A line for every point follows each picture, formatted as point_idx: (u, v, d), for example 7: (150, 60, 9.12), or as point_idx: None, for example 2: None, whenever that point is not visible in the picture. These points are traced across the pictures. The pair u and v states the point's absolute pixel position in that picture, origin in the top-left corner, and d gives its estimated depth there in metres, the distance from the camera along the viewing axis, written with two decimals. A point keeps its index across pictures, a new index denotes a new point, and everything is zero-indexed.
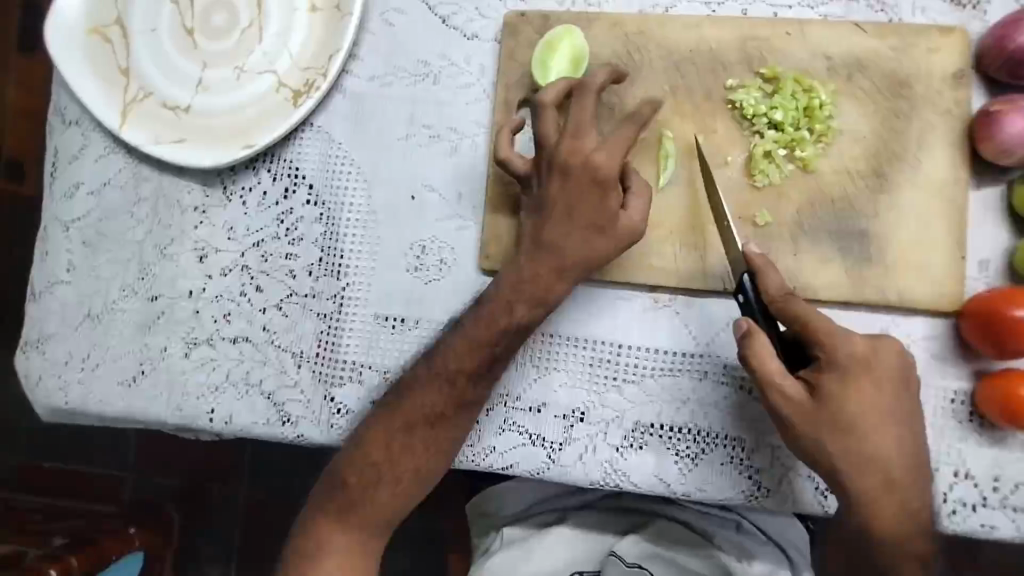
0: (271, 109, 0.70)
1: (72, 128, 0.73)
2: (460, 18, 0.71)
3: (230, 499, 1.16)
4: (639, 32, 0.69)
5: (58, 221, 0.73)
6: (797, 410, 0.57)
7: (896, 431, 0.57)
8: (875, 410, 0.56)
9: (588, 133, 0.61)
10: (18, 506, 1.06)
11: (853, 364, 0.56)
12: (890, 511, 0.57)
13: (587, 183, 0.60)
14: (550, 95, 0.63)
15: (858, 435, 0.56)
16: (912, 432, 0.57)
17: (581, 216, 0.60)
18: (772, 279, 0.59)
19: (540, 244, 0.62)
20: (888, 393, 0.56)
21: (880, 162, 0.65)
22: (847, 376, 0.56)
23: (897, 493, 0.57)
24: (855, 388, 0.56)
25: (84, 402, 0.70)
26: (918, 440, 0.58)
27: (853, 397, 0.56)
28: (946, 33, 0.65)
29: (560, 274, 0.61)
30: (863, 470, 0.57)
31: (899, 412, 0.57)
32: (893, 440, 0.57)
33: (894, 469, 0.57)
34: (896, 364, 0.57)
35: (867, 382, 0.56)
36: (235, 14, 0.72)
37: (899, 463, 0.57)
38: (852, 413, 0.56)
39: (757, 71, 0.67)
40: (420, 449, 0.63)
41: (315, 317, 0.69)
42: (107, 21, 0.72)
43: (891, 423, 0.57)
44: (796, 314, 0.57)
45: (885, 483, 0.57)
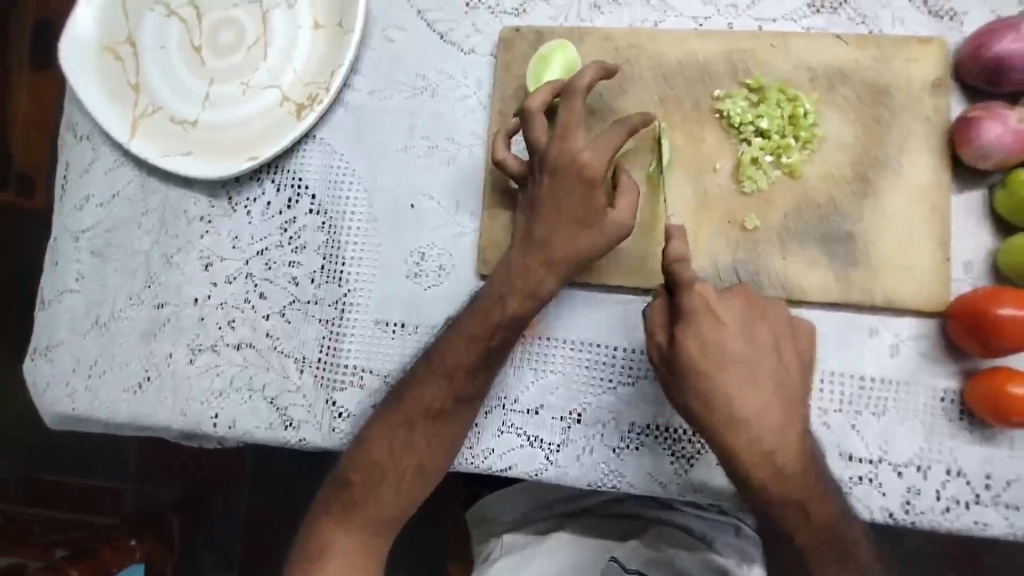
0: (274, 123, 0.73)
1: (83, 143, 0.76)
2: (457, 34, 0.74)
3: (231, 517, 1.16)
4: (630, 45, 0.71)
5: (68, 232, 0.75)
6: (660, 356, 0.61)
7: (743, 372, 0.59)
8: (721, 352, 0.58)
9: (576, 131, 0.62)
10: (21, 520, 1.07)
11: (697, 309, 0.58)
12: (745, 450, 0.58)
13: (576, 180, 0.62)
14: (536, 99, 0.64)
15: (700, 377, 0.58)
16: (767, 374, 0.59)
17: (567, 211, 0.62)
18: (674, 242, 0.60)
19: (533, 245, 0.64)
20: (734, 334, 0.59)
21: (865, 168, 0.68)
22: (690, 320, 0.59)
23: (747, 433, 0.58)
24: (696, 330, 0.58)
25: (91, 408, 0.71)
26: (776, 385, 0.59)
27: (694, 342, 0.58)
28: (925, 44, 0.68)
29: (555, 275, 0.63)
30: (708, 410, 0.58)
31: (748, 353, 0.59)
32: (741, 381, 0.58)
33: (739, 410, 0.58)
34: (742, 311, 0.60)
35: (709, 324, 0.59)
36: (241, 32, 0.75)
37: (745, 403, 0.58)
38: (693, 354, 0.58)
39: (744, 82, 0.70)
40: (422, 445, 0.65)
41: (317, 323, 0.70)
42: (119, 39, 0.75)
43: (740, 366, 0.59)
44: (666, 266, 0.60)
45: (729, 424, 0.58)
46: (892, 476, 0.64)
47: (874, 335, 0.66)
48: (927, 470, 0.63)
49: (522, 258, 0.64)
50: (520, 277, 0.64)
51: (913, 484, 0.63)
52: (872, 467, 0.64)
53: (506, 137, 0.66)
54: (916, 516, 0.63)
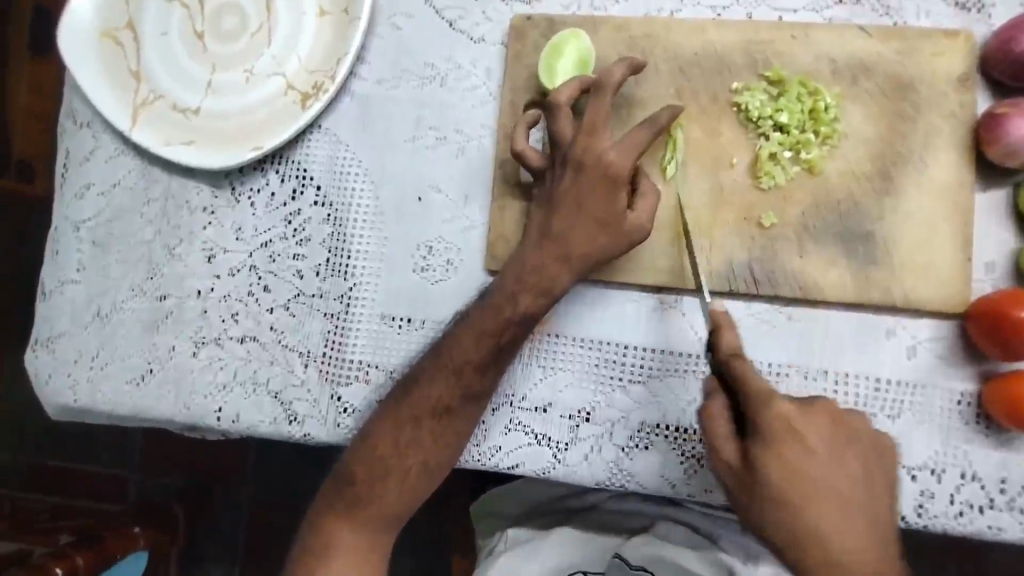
0: (278, 112, 0.71)
1: (83, 130, 0.74)
2: (467, 22, 0.72)
3: (235, 503, 1.16)
4: (645, 35, 0.69)
5: (68, 221, 0.73)
6: (732, 475, 0.56)
7: (834, 501, 0.54)
8: (809, 479, 0.54)
9: (604, 131, 0.62)
10: (25, 506, 1.07)
11: (778, 429, 0.54)
12: None
13: (601, 178, 0.61)
14: (563, 92, 0.63)
15: (786, 505, 0.54)
16: (859, 505, 0.54)
17: (590, 210, 0.61)
18: (725, 334, 0.58)
19: (551, 241, 0.62)
20: (823, 459, 0.54)
21: (886, 165, 0.66)
22: (772, 441, 0.54)
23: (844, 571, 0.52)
24: (779, 456, 0.54)
25: (92, 401, 0.70)
26: (869, 518, 0.54)
27: (778, 467, 0.54)
28: (951, 37, 0.66)
29: (571, 272, 0.62)
30: (795, 542, 0.54)
31: (841, 482, 0.54)
32: (835, 513, 0.53)
33: (834, 544, 0.53)
34: (829, 430, 0.55)
35: (794, 449, 0.54)
36: (245, 18, 0.73)
37: (842, 538, 0.53)
38: (777, 481, 0.54)
39: (763, 74, 0.68)
40: (428, 441, 0.64)
41: (322, 317, 0.69)
42: (119, 24, 0.73)
43: (831, 495, 0.54)
44: (733, 372, 0.56)
45: (824, 563, 0.53)
46: (905, 480, 0.62)
47: (890, 336, 0.65)
48: (941, 474, 0.62)
49: (537, 255, 0.62)
50: (534, 273, 0.62)
51: (927, 488, 0.62)
52: None
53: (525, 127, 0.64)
54: (928, 519, 0.62)
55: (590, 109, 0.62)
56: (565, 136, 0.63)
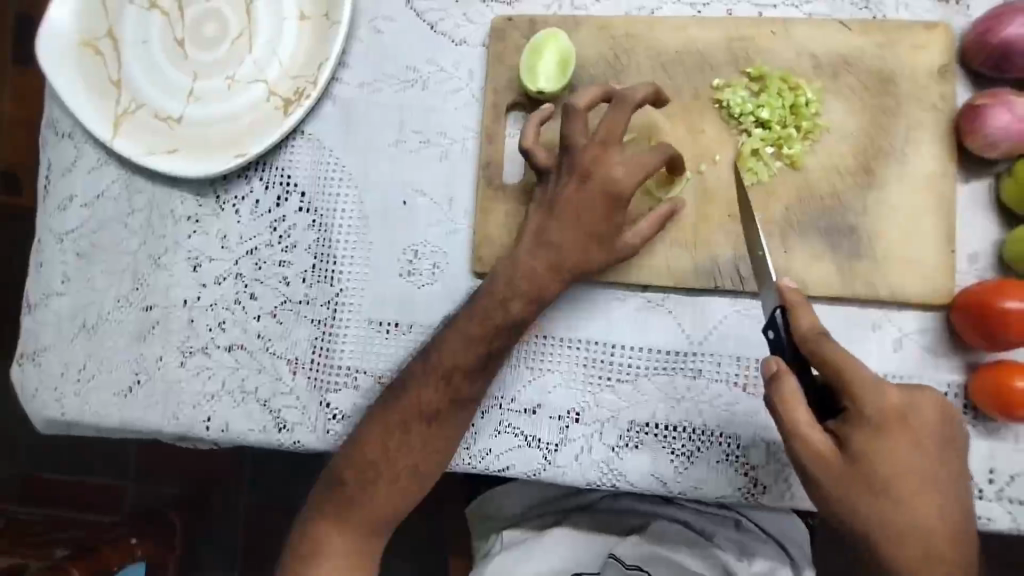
0: (261, 118, 0.71)
1: (65, 141, 0.74)
2: (448, 24, 0.72)
3: (231, 510, 1.16)
4: (626, 33, 0.69)
5: (52, 233, 0.73)
6: (829, 469, 0.52)
7: (934, 492, 0.52)
8: (913, 471, 0.51)
9: (615, 147, 0.61)
10: (19, 518, 1.06)
11: (889, 419, 0.51)
12: None
13: (601, 194, 0.60)
14: (584, 99, 0.62)
15: (891, 498, 0.51)
16: (955, 498, 0.52)
17: (586, 223, 0.61)
18: (800, 316, 0.55)
19: (544, 247, 0.62)
20: (930, 453, 0.52)
21: (868, 159, 0.66)
22: (881, 431, 0.51)
23: (944, 566, 0.51)
24: (889, 448, 0.51)
25: (81, 413, 0.70)
26: (962, 510, 0.52)
27: (884, 455, 0.51)
28: (931, 29, 0.66)
29: (560, 281, 0.62)
30: (894, 534, 0.51)
31: (944, 476, 0.52)
32: (935, 505, 0.51)
33: (934, 538, 0.51)
34: (937, 421, 0.52)
35: (902, 440, 0.51)
36: (225, 25, 0.72)
37: (942, 532, 0.51)
38: (885, 473, 0.51)
39: (744, 71, 0.68)
40: (417, 446, 0.64)
41: (310, 323, 0.69)
42: (98, 34, 0.72)
43: (933, 487, 0.51)
44: (829, 359, 0.52)
45: (920, 554, 0.51)
46: None
47: (876, 329, 0.65)
48: None
49: (528, 259, 0.62)
50: (522, 278, 0.62)
51: None
52: None
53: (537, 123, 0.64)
54: None
55: (606, 120, 0.61)
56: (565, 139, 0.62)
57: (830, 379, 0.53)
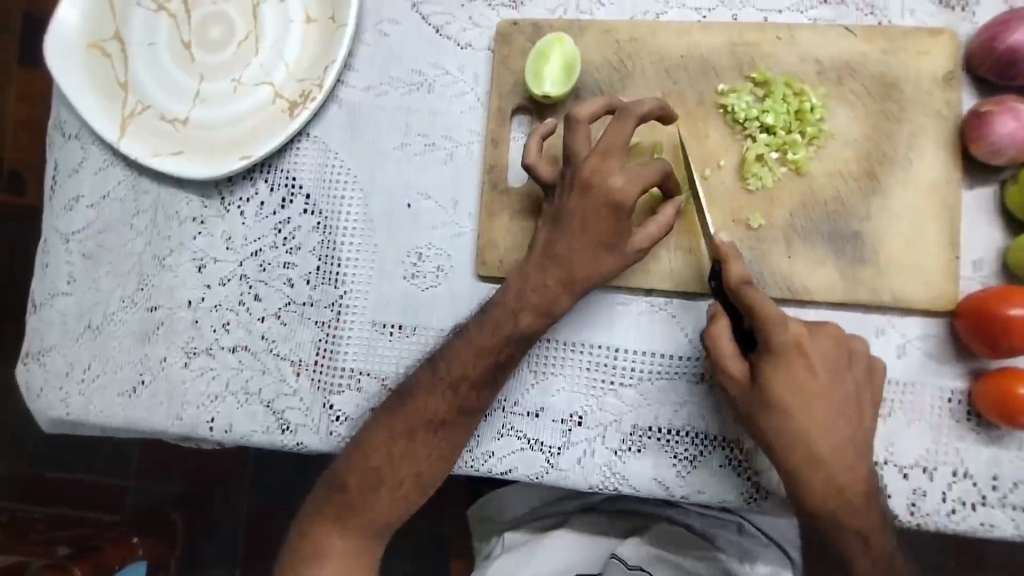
0: (267, 120, 0.71)
1: (72, 142, 0.74)
2: (454, 28, 0.72)
3: (235, 512, 1.16)
4: (631, 38, 0.69)
5: (58, 234, 0.73)
6: (734, 387, 0.59)
7: (826, 411, 0.57)
8: (807, 393, 0.57)
9: (616, 157, 0.60)
10: (22, 517, 1.06)
11: (787, 347, 0.57)
12: (818, 491, 0.58)
13: (604, 204, 0.60)
14: (586, 109, 0.61)
15: (782, 413, 0.57)
16: (849, 417, 0.58)
17: (593, 234, 0.61)
18: (733, 265, 0.58)
19: (552, 261, 0.62)
20: (825, 379, 0.58)
21: (873, 165, 0.66)
22: (778, 356, 0.57)
23: (824, 471, 0.57)
24: (783, 370, 0.57)
25: (85, 413, 0.70)
26: (855, 429, 0.58)
27: (781, 379, 0.57)
28: (936, 36, 0.66)
29: (570, 292, 0.62)
30: (789, 445, 0.58)
31: (839, 400, 0.58)
32: (824, 420, 0.57)
33: (818, 447, 0.57)
34: (830, 351, 0.58)
35: (797, 364, 0.57)
36: (232, 28, 0.73)
37: (827, 443, 0.57)
38: (777, 391, 0.57)
39: (748, 76, 0.68)
40: (423, 452, 0.64)
41: (313, 324, 0.69)
42: (106, 35, 0.73)
43: (826, 408, 0.57)
44: (744, 300, 0.57)
45: (808, 461, 0.57)
46: (896, 476, 0.63)
47: (880, 334, 0.65)
48: (933, 471, 0.62)
49: (540, 275, 0.62)
50: (535, 293, 0.62)
51: (919, 485, 0.62)
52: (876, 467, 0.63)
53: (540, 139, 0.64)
54: (921, 517, 0.62)
55: (609, 130, 0.60)
56: (571, 147, 0.61)
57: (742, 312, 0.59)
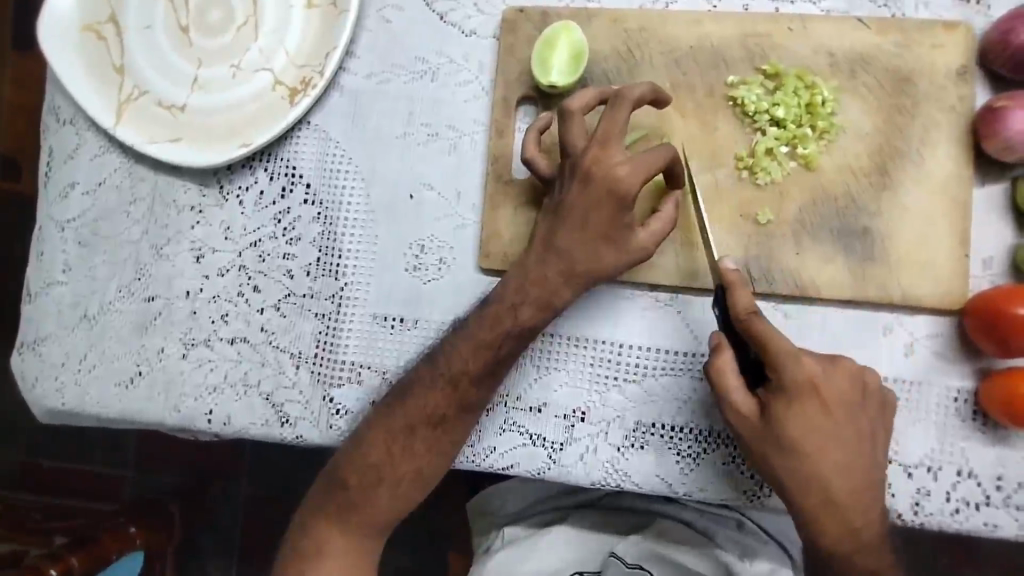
0: (267, 108, 0.69)
1: (66, 127, 0.73)
2: (458, 15, 0.70)
3: (231, 500, 1.16)
4: (640, 27, 0.68)
5: (53, 221, 0.72)
6: (749, 429, 0.58)
7: (841, 452, 0.56)
8: (821, 433, 0.56)
9: (617, 145, 0.59)
10: (18, 505, 1.06)
11: (803, 389, 0.56)
12: (831, 531, 0.57)
13: (607, 194, 0.58)
14: (577, 101, 0.60)
15: (799, 455, 0.56)
16: (862, 456, 0.57)
17: (594, 227, 0.59)
18: (739, 295, 0.57)
19: (553, 253, 0.61)
20: (839, 417, 0.56)
21: (883, 160, 0.65)
22: (793, 398, 0.56)
23: (839, 512, 0.57)
24: (800, 412, 0.56)
25: (81, 403, 0.69)
26: (868, 469, 0.57)
27: (795, 418, 0.56)
28: (951, 28, 0.64)
29: (572, 287, 0.61)
30: (802, 485, 0.57)
31: (852, 439, 0.57)
32: (839, 461, 0.56)
33: (834, 488, 0.57)
34: (846, 389, 0.57)
35: (812, 405, 0.56)
36: (231, 12, 0.71)
37: (841, 484, 0.57)
38: (795, 434, 0.56)
39: (759, 68, 0.66)
40: (422, 449, 0.63)
41: (314, 317, 0.68)
42: (101, 18, 0.71)
43: (839, 447, 0.56)
44: (755, 335, 0.56)
45: (822, 501, 0.57)
46: (902, 477, 0.62)
47: (887, 334, 0.64)
48: (937, 471, 0.62)
49: (541, 267, 0.61)
50: (535, 285, 0.61)
51: (923, 485, 0.62)
52: None
53: (537, 133, 0.63)
54: (924, 517, 0.62)
55: (605, 118, 0.59)
56: (578, 141, 0.60)
57: (754, 351, 0.57)
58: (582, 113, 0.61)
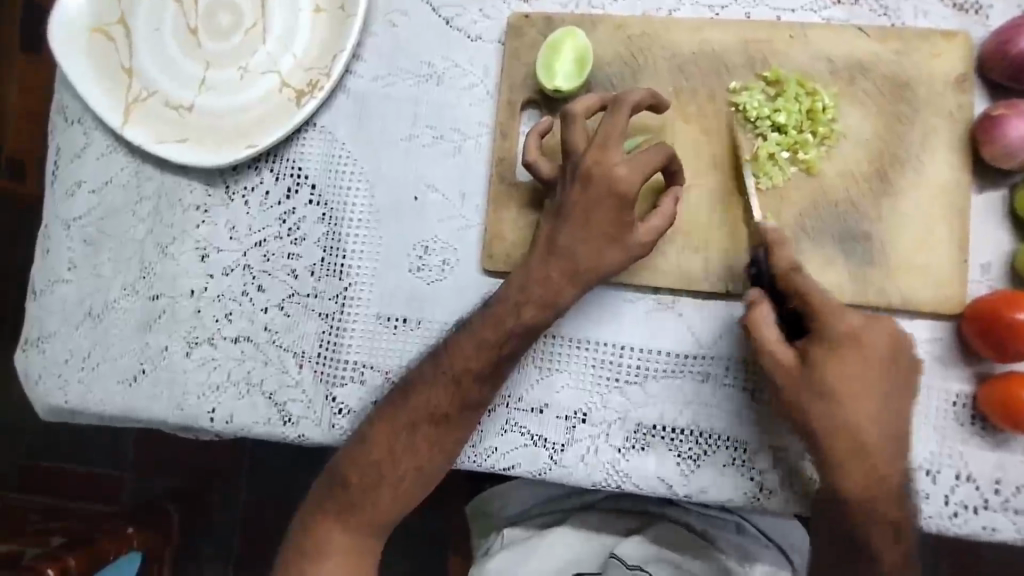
0: (273, 109, 0.70)
1: (74, 127, 0.73)
2: (464, 19, 0.71)
3: (229, 501, 1.16)
4: (643, 34, 0.69)
5: (59, 220, 0.73)
6: (786, 377, 0.59)
7: (877, 403, 0.57)
8: (859, 383, 0.57)
9: (616, 148, 0.60)
10: (16, 506, 1.05)
11: (843, 337, 0.57)
12: (855, 481, 0.57)
13: (606, 195, 0.59)
14: (580, 105, 0.61)
15: (834, 402, 0.57)
16: (894, 410, 0.58)
17: (596, 225, 0.60)
18: (777, 253, 0.61)
19: (554, 254, 0.61)
20: (876, 368, 0.57)
21: (883, 166, 0.66)
22: (835, 345, 0.57)
23: (867, 460, 0.57)
24: (837, 359, 0.57)
25: (84, 401, 0.69)
26: (898, 421, 0.58)
27: (835, 365, 0.57)
28: (950, 38, 0.65)
29: (573, 287, 0.61)
30: (833, 433, 0.57)
31: (888, 392, 0.58)
32: (873, 411, 0.57)
33: (865, 435, 0.57)
34: (887, 343, 0.58)
35: (853, 356, 0.57)
36: (239, 14, 0.72)
37: (874, 434, 0.57)
38: (832, 379, 0.57)
39: (761, 74, 0.67)
40: (423, 449, 0.63)
41: (318, 317, 0.69)
42: (110, 20, 0.72)
43: (874, 397, 0.57)
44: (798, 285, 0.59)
45: (852, 451, 0.57)
46: None
47: None
48: (936, 475, 0.62)
49: (542, 267, 0.61)
50: (539, 285, 0.61)
51: (923, 488, 0.62)
52: None
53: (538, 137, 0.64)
54: (922, 520, 0.62)
55: (604, 123, 0.60)
56: (580, 144, 0.61)
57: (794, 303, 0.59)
58: (585, 118, 0.62)
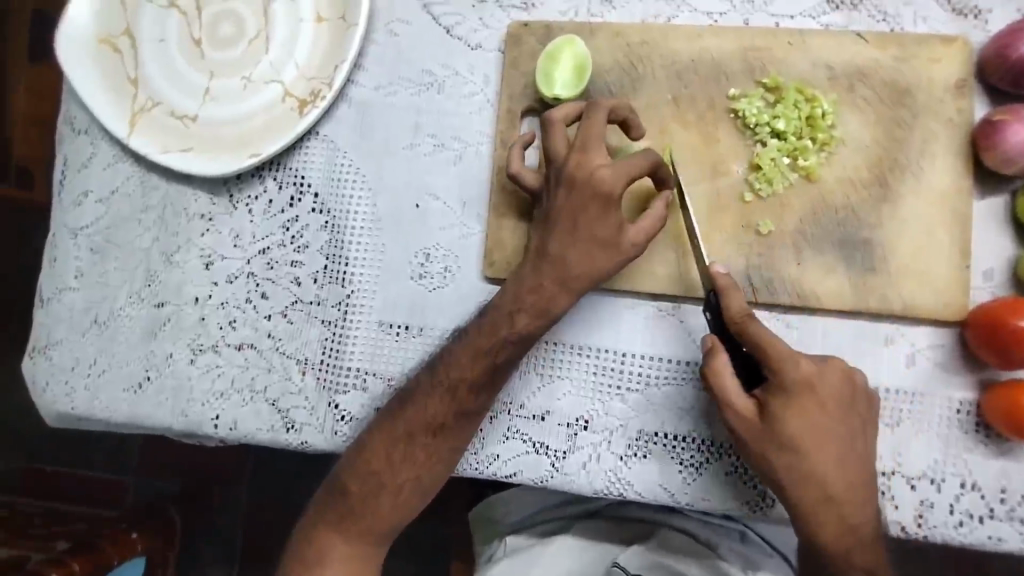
0: (276, 118, 0.71)
1: (81, 137, 0.74)
2: (464, 28, 0.72)
3: (235, 507, 1.17)
4: (642, 41, 0.69)
5: (66, 229, 0.73)
6: (748, 429, 0.58)
7: (838, 450, 0.57)
8: (819, 432, 0.57)
9: (595, 149, 0.60)
10: (23, 512, 1.06)
11: (800, 387, 0.56)
12: (827, 527, 0.58)
13: (590, 197, 0.59)
14: (559, 113, 0.62)
15: (798, 454, 0.57)
16: (856, 453, 0.58)
17: (589, 232, 0.60)
18: (732, 297, 0.58)
19: (546, 260, 0.61)
20: (833, 415, 0.57)
21: (883, 172, 0.65)
22: (792, 397, 0.57)
23: (836, 508, 0.57)
24: (797, 409, 0.57)
25: (91, 409, 0.70)
26: (860, 462, 0.58)
27: (795, 416, 0.57)
28: (949, 43, 0.65)
29: (567, 295, 0.61)
30: (800, 482, 0.57)
31: (847, 439, 0.57)
32: (835, 458, 0.57)
33: (832, 484, 0.57)
34: (841, 386, 0.57)
35: (811, 405, 0.57)
36: (242, 24, 0.73)
37: (839, 481, 0.57)
38: (794, 431, 0.57)
39: (760, 81, 0.67)
40: (422, 458, 0.64)
41: (321, 324, 0.69)
42: (116, 31, 0.73)
43: (835, 444, 0.57)
44: (751, 336, 0.57)
45: (822, 499, 0.57)
46: (905, 489, 0.62)
47: (889, 344, 0.64)
48: (940, 483, 0.62)
49: (535, 275, 0.61)
50: (531, 293, 0.61)
51: (926, 497, 0.62)
52: (883, 478, 0.62)
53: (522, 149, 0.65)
54: (928, 529, 0.61)
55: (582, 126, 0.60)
56: (562, 150, 0.61)
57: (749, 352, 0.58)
58: (564, 125, 0.63)
